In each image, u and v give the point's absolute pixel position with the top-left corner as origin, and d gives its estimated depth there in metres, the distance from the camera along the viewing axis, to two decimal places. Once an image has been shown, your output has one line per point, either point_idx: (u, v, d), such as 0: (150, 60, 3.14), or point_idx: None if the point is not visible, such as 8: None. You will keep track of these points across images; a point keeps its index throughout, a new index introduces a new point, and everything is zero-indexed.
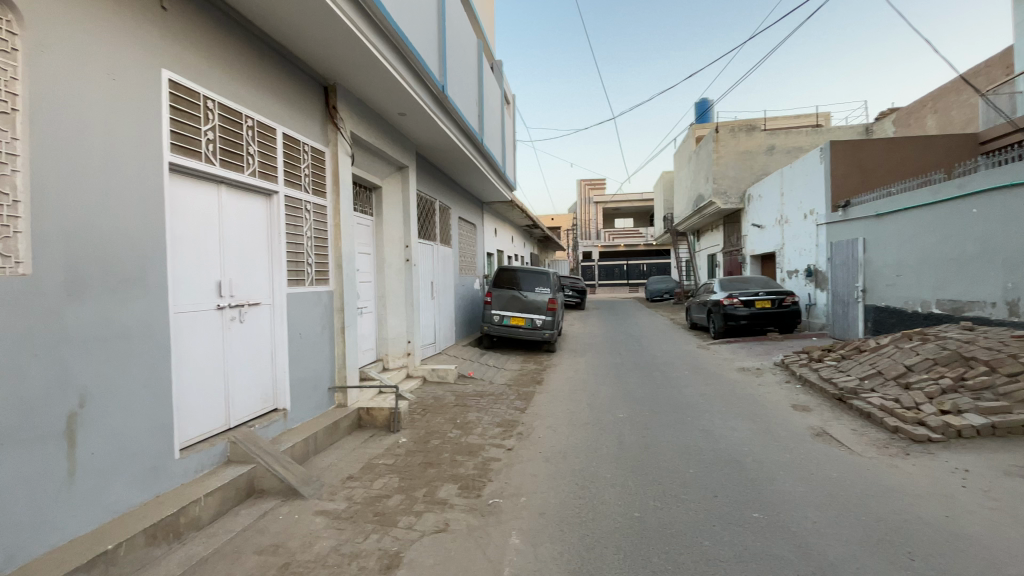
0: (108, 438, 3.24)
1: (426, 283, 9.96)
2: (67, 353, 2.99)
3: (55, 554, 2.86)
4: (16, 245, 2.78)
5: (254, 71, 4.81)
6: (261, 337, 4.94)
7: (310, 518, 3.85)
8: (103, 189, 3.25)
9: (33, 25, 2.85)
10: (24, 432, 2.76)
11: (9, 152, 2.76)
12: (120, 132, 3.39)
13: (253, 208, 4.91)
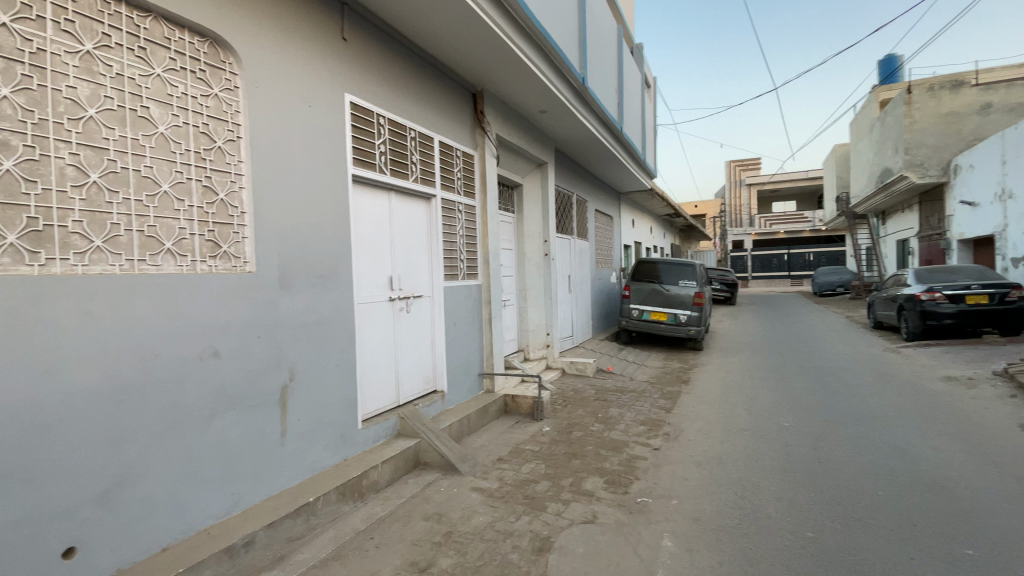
0: (309, 407, 3.90)
1: (564, 277, 10.06)
2: (281, 335, 3.67)
3: (275, 499, 3.55)
4: (243, 247, 3.49)
5: (415, 86, 5.33)
6: (423, 327, 5.49)
7: (467, 493, 4.18)
8: (304, 200, 3.90)
9: (249, 66, 3.50)
10: (251, 398, 3.46)
11: (237, 173, 3.46)
12: (314, 150, 4.01)
13: (416, 211, 5.44)
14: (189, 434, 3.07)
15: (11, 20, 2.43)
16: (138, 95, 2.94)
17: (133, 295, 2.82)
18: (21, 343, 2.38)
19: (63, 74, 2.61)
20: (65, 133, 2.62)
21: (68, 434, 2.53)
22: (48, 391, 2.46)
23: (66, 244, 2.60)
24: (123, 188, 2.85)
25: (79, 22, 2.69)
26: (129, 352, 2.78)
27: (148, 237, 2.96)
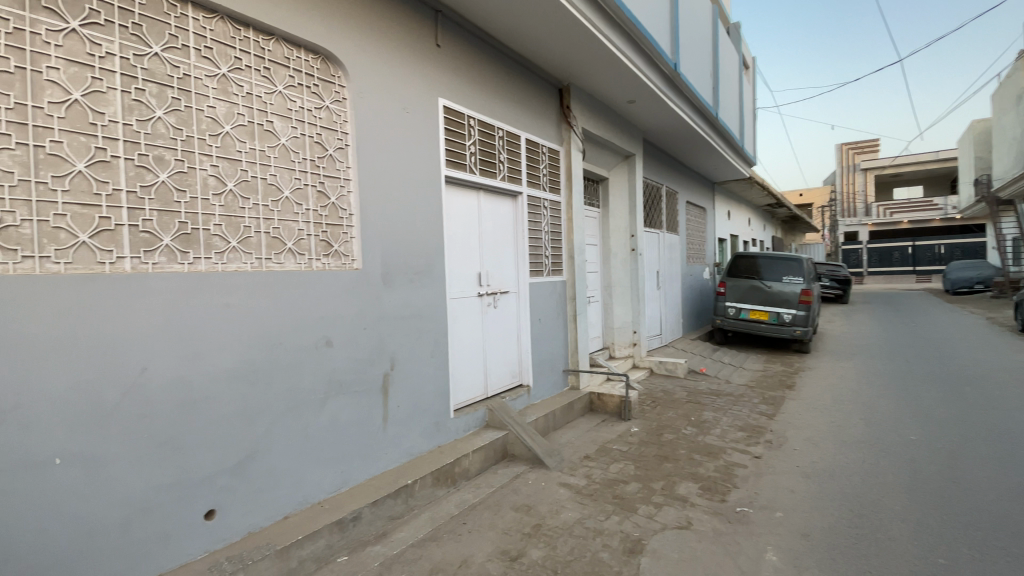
0: (406, 395, 4.15)
1: (652, 273, 9.74)
2: (382, 327, 3.94)
3: (377, 479, 3.83)
4: (351, 246, 3.79)
5: (503, 86, 5.42)
6: (510, 322, 5.59)
7: (555, 488, 4.22)
8: (403, 201, 4.14)
9: (354, 78, 3.77)
10: (357, 385, 3.75)
11: (346, 178, 3.76)
12: (413, 153, 4.24)
13: (503, 209, 5.55)
14: (306, 415, 3.40)
15: (163, 51, 2.82)
16: (263, 111, 3.29)
17: (261, 289, 3.17)
18: (175, 330, 2.77)
19: (204, 95, 2.99)
20: (207, 147, 2.99)
21: (209, 410, 2.91)
22: (194, 373, 2.85)
23: (209, 245, 2.98)
24: (252, 195, 3.21)
25: (216, 49, 3.05)
26: (257, 340, 3.13)
27: (273, 238, 3.32)
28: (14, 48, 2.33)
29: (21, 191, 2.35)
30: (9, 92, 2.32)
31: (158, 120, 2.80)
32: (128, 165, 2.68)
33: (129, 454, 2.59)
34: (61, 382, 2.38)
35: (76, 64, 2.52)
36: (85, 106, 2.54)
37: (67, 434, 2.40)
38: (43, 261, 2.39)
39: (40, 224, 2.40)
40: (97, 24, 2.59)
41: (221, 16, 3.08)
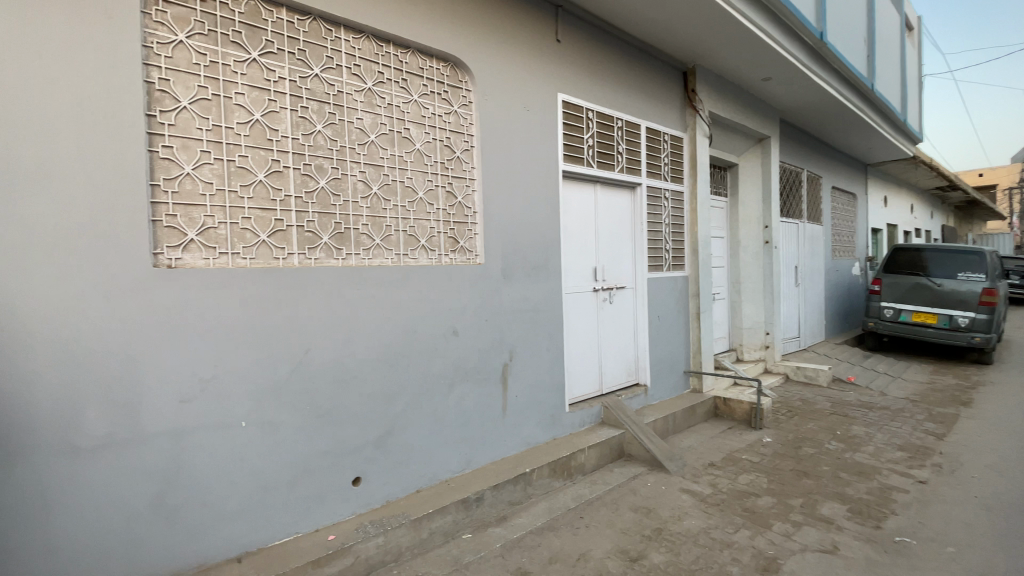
0: (524, 386, 4.27)
1: (789, 268, 8.81)
2: (502, 320, 4.09)
3: (497, 465, 4.00)
4: (475, 243, 3.99)
5: (623, 75, 5.26)
6: (627, 318, 5.45)
7: (676, 493, 4.05)
8: (523, 197, 4.25)
9: (480, 81, 3.94)
10: (479, 374, 3.94)
11: (471, 178, 3.97)
12: (533, 150, 4.33)
13: (622, 201, 5.42)
14: (435, 399, 3.67)
15: (322, 72, 3.20)
16: (402, 119, 3.59)
17: (399, 282, 3.47)
18: (330, 317, 3.15)
19: (354, 109, 3.34)
20: (356, 155, 3.35)
21: (356, 389, 3.28)
22: (344, 355, 3.22)
23: (357, 243, 3.35)
24: (392, 197, 3.53)
25: (363, 66, 3.39)
26: (395, 328, 3.45)
27: (409, 235, 3.62)
28: (214, 80, 2.82)
29: (219, 199, 2.84)
30: (210, 117, 2.80)
31: (318, 133, 3.20)
32: (295, 174, 3.10)
33: (294, 422, 3.02)
34: (245, 358, 2.84)
35: (257, 89, 2.96)
36: (264, 124, 2.98)
37: (249, 401, 2.86)
38: (234, 256, 2.88)
39: (233, 226, 2.88)
40: (273, 53, 3.01)
41: (367, 35, 3.40)
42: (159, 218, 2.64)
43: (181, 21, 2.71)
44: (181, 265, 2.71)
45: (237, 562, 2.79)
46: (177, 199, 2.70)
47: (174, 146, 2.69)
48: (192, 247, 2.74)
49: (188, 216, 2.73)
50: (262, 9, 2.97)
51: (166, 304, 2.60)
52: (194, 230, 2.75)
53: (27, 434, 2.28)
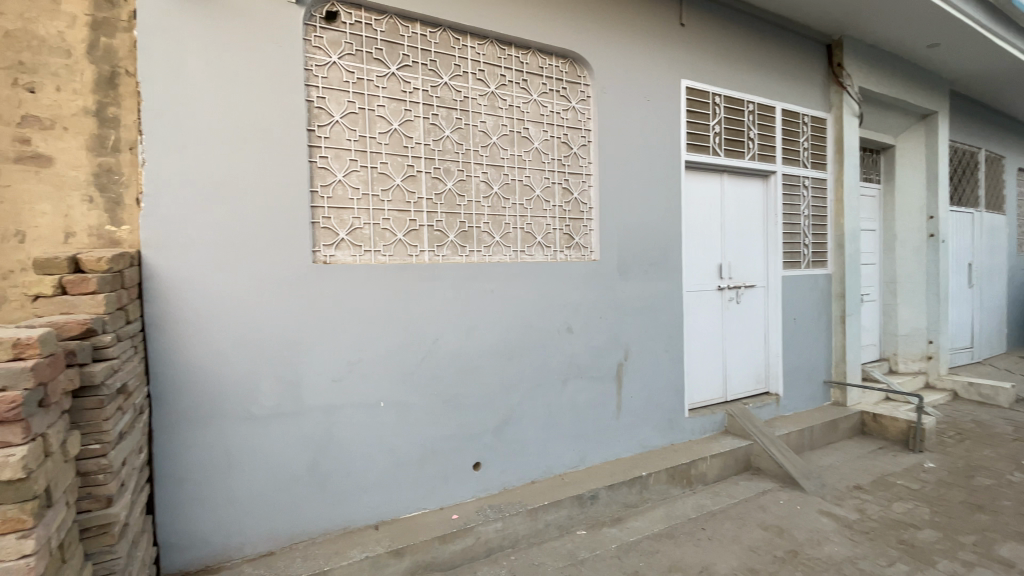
0: (641, 387, 4.15)
1: (962, 266, 7.44)
2: (619, 318, 4.01)
3: (613, 465, 3.95)
4: (591, 239, 3.96)
5: (755, 56, 4.83)
6: (756, 319, 5.03)
7: (814, 514, 3.66)
8: (642, 192, 4.12)
9: (600, 75, 3.89)
10: (595, 371, 3.92)
11: (587, 173, 3.94)
12: (653, 142, 4.16)
13: (752, 192, 4.99)
14: (551, 393, 3.73)
15: (450, 79, 3.40)
16: (522, 119, 3.67)
17: (519, 278, 3.57)
18: (455, 310, 3.35)
19: (478, 112, 3.50)
20: (479, 157, 3.51)
21: (478, 379, 3.45)
22: (468, 346, 3.41)
23: (478, 240, 3.51)
24: (512, 195, 3.64)
25: (487, 70, 3.53)
26: (514, 322, 3.56)
27: (527, 232, 3.70)
28: (360, 94, 3.13)
29: (364, 202, 3.15)
30: (357, 128, 3.12)
31: (446, 138, 3.40)
32: (427, 177, 3.34)
33: (423, 406, 3.27)
34: (383, 345, 3.14)
35: (395, 101, 3.24)
36: (401, 133, 3.25)
37: (386, 385, 3.16)
38: (375, 254, 3.18)
39: (375, 226, 3.19)
40: (409, 66, 3.27)
41: (491, 40, 3.54)
42: (317, 221, 3.02)
43: (334, 45, 3.05)
44: (333, 261, 3.06)
45: (374, 528, 3.11)
46: (330, 203, 3.05)
47: (328, 157, 3.05)
48: (342, 246, 3.09)
49: (339, 218, 3.08)
50: (399, 26, 3.23)
51: (320, 295, 2.96)
52: (343, 230, 3.09)
53: (218, 401, 2.75)
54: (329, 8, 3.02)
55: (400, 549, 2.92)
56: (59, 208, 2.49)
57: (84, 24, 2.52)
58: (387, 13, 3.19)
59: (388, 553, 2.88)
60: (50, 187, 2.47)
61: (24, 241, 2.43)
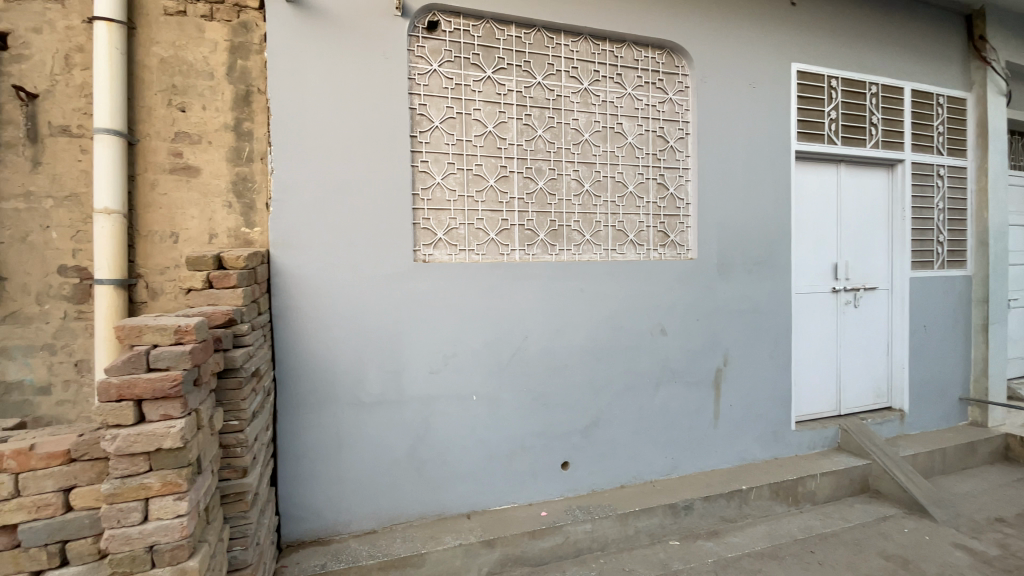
0: (741, 394, 3.90)
1: None
2: (718, 320, 3.81)
3: (708, 475, 3.76)
4: (687, 236, 3.79)
5: (878, 33, 4.35)
6: (876, 325, 4.53)
7: (947, 547, 3.25)
8: (745, 186, 3.86)
9: (699, 65, 3.71)
10: (690, 376, 3.75)
11: (684, 167, 3.77)
12: (757, 132, 3.89)
13: (873, 184, 4.50)
14: (642, 396, 3.62)
15: (544, 79, 3.41)
16: (616, 114, 3.60)
17: (609, 277, 3.51)
18: (546, 307, 3.37)
19: (571, 110, 3.48)
20: (571, 155, 3.49)
21: (568, 378, 3.44)
22: (558, 345, 3.41)
23: (569, 239, 3.49)
24: (604, 192, 3.57)
25: (581, 67, 3.50)
26: (605, 322, 3.51)
27: (619, 230, 3.62)
28: (457, 100, 3.24)
29: (460, 203, 3.26)
30: (454, 132, 3.24)
31: (538, 137, 3.42)
32: (519, 177, 3.38)
33: (514, 403, 3.33)
34: (476, 341, 3.23)
35: (490, 104, 3.31)
36: (495, 134, 3.32)
37: (479, 379, 3.25)
38: (469, 253, 3.28)
39: (469, 226, 3.29)
40: (504, 68, 3.33)
41: (585, 37, 3.50)
42: (418, 222, 3.18)
43: (435, 53, 3.19)
44: (432, 260, 3.20)
45: (467, 518, 3.22)
46: (429, 205, 3.20)
47: (428, 161, 3.20)
48: (440, 245, 3.22)
49: (437, 219, 3.22)
50: (495, 30, 3.30)
51: (420, 292, 3.11)
52: (441, 230, 3.22)
53: (330, 389, 2.99)
54: (430, 18, 3.16)
55: (492, 540, 3.01)
56: (205, 213, 2.84)
57: (224, 49, 2.85)
58: (484, 18, 3.28)
59: (480, 543, 2.98)
60: (198, 195, 2.83)
61: (178, 242, 2.81)
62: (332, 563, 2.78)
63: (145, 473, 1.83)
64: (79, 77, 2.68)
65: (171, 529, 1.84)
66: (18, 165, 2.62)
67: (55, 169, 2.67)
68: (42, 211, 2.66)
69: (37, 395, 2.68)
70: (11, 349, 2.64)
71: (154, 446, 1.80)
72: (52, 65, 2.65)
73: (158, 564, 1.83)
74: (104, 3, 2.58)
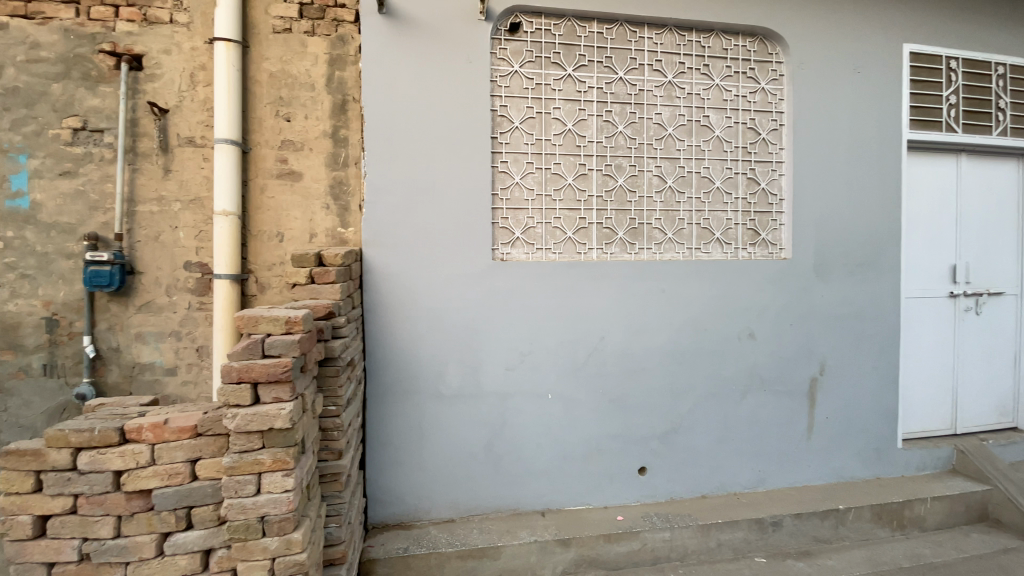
0: (838, 406, 3.62)
1: None
2: (813, 325, 3.55)
3: (800, 491, 3.53)
4: (780, 234, 3.56)
5: (1008, 5, 3.85)
6: (1003, 334, 4.02)
7: None
8: (845, 181, 3.57)
9: (795, 51, 3.48)
10: (780, 385, 3.53)
11: (777, 161, 3.55)
12: (860, 121, 3.59)
13: (1001, 177, 4.00)
14: (727, 403, 3.46)
15: (626, 74, 3.36)
16: (702, 107, 3.46)
17: (692, 277, 3.38)
18: (625, 307, 3.31)
19: (654, 104, 3.39)
20: (653, 150, 3.40)
21: (646, 381, 3.36)
22: (637, 346, 3.33)
23: (650, 237, 3.40)
24: (688, 189, 3.44)
25: (665, 59, 3.40)
26: (687, 324, 3.38)
27: (703, 228, 3.47)
28: (538, 99, 3.27)
29: (538, 202, 3.29)
30: (534, 132, 3.27)
31: (619, 134, 3.37)
32: (598, 175, 3.35)
33: (590, 403, 3.30)
34: (553, 339, 3.24)
35: (570, 102, 3.31)
36: (574, 132, 3.31)
37: (555, 378, 3.26)
38: (547, 252, 3.30)
39: (547, 225, 3.30)
40: (585, 65, 3.31)
41: (669, 28, 3.40)
42: (497, 221, 3.24)
43: (517, 54, 3.24)
44: (510, 258, 3.26)
45: (541, 515, 3.24)
46: (508, 205, 3.25)
47: (508, 161, 3.25)
48: (518, 243, 3.27)
49: (515, 218, 3.26)
50: (577, 27, 3.30)
51: (500, 289, 3.17)
52: (519, 229, 3.27)
53: (414, 381, 3.12)
54: (513, 20, 3.22)
55: (567, 539, 3.00)
56: (306, 214, 3.07)
57: (324, 62, 3.07)
58: (565, 16, 3.28)
59: (555, 541, 2.98)
60: (300, 198, 3.07)
61: (283, 241, 3.06)
62: (414, 547, 2.91)
63: (259, 450, 2.01)
64: (202, 93, 3.01)
65: (280, 503, 2.01)
66: (153, 172, 2.98)
67: (182, 176, 3.00)
68: (171, 213, 3.00)
69: (165, 375, 3.02)
70: (145, 334, 3.00)
71: (267, 425, 1.98)
72: (180, 83, 2.99)
73: (268, 533, 2.01)
74: (224, 26, 2.87)
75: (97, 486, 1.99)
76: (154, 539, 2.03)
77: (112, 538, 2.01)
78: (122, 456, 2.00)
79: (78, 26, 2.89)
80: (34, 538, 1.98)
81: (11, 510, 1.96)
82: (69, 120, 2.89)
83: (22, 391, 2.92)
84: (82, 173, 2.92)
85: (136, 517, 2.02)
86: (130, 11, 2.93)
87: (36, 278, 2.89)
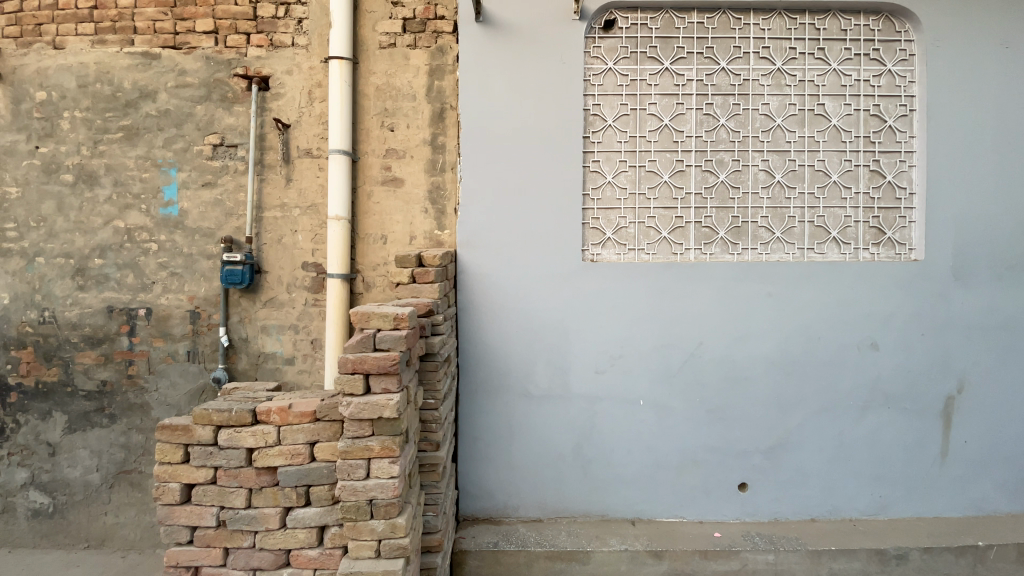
0: (979, 429, 3.17)
1: None
2: (949, 336, 3.13)
3: (929, 522, 3.13)
4: (909, 233, 3.18)
5: None
6: None
7: None
8: (993, 172, 3.12)
9: (929, 27, 3.11)
10: (907, 402, 3.15)
11: (907, 150, 3.17)
12: (1012, 101, 3.11)
13: None
14: (842, 419, 3.15)
15: (729, 64, 3.18)
16: (816, 95, 3.19)
17: (802, 280, 3.12)
18: (725, 311, 3.13)
19: (760, 94, 3.18)
20: (759, 144, 3.19)
21: (749, 391, 3.15)
22: (737, 353, 3.14)
23: (755, 236, 3.19)
24: (799, 183, 3.19)
25: (773, 46, 3.18)
26: (797, 332, 3.13)
27: (817, 227, 3.19)
28: (632, 96, 3.20)
29: (631, 201, 3.22)
30: (628, 129, 3.20)
31: (721, 127, 3.20)
32: (697, 171, 3.20)
33: (685, 411, 3.16)
34: (646, 342, 3.15)
35: (667, 96, 3.20)
36: (671, 128, 3.20)
37: (648, 383, 3.16)
38: (640, 252, 3.21)
39: (640, 225, 3.21)
40: (684, 58, 3.19)
41: (778, 12, 3.18)
42: (588, 221, 3.21)
43: (611, 51, 3.19)
44: (600, 259, 3.21)
45: (631, 524, 3.15)
46: (599, 205, 3.21)
47: (600, 160, 3.21)
48: (609, 244, 3.21)
49: (607, 218, 3.21)
50: (675, 19, 3.19)
51: (592, 289, 3.14)
52: (610, 230, 3.21)
53: (505, 378, 3.18)
54: (608, 17, 3.18)
55: (659, 551, 2.91)
56: (407, 217, 3.25)
57: (424, 73, 3.23)
58: (662, 9, 3.19)
59: (646, 552, 2.90)
60: (402, 203, 3.25)
61: (386, 243, 3.26)
62: (504, 543, 2.96)
63: (369, 436, 2.15)
64: (318, 108, 3.29)
65: (386, 488, 2.13)
66: (276, 182, 3.31)
67: (301, 184, 3.30)
68: (292, 218, 3.31)
69: (285, 364, 3.34)
70: (269, 327, 3.33)
71: (377, 414, 2.11)
72: (300, 100, 3.29)
73: (376, 515, 2.15)
74: (337, 45, 3.13)
75: (233, 460, 2.23)
76: (279, 512, 2.24)
77: (244, 508, 2.24)
78: (253, 435, 2.23)
79: (216, 53, 3.29)
80: (181, 503, 2.26)
81: (165, 477, 2.25)
82: (210, 137, 3.30)
83: (170, 373, 3.35)
84: (219, 183, 3.31)
85: (264, 490, 2.24)
86: (259, 37, 3.28)
87: (183, 276, 3.33)
